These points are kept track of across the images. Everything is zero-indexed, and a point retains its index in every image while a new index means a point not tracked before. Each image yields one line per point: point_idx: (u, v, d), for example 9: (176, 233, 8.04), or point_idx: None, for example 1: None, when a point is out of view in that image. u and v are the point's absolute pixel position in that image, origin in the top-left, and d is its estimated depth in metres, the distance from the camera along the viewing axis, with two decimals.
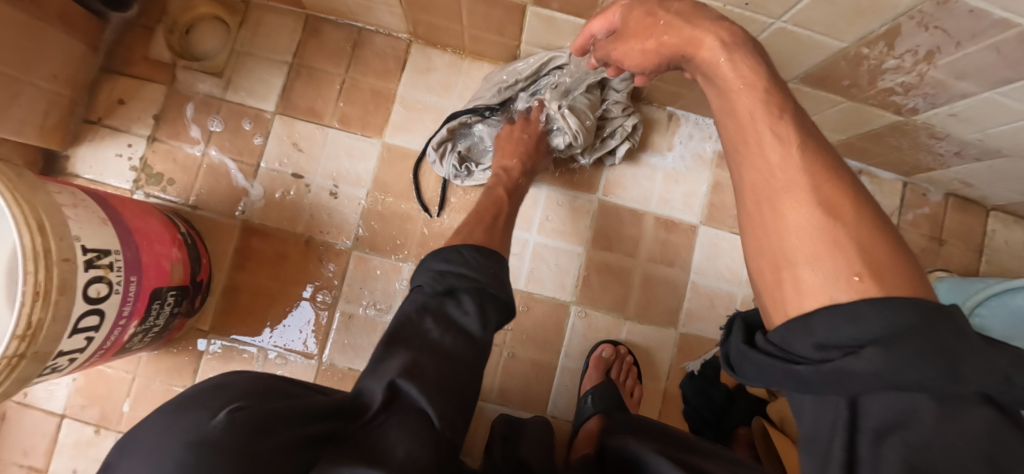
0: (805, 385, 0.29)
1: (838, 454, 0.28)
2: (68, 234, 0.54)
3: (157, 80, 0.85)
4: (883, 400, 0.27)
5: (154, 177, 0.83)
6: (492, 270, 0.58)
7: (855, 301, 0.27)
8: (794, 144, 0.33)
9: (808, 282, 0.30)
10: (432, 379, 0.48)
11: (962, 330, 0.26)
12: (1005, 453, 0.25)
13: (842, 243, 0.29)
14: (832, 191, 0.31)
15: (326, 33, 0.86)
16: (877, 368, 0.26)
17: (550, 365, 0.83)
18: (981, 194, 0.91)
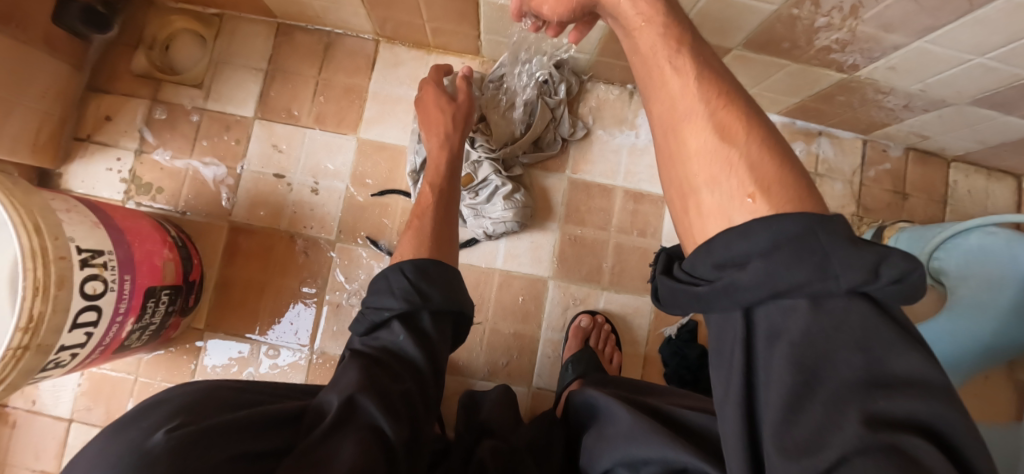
0: (707, 303, 0.30)
1: (737, 365, 0.29)
2: (62, 234, 0.58)
3: (140, 95, 0.90)
4: (770, 309, 0.28)
5: (143, 186, 0.87)
6: (425, 296, 0.58)
7: (749, 221, 0.28)
8: (691, 75, 0.36)
9: (709, 204, 0.32)
10: (382, 395, 0.49)
11: (839, 232, 0.27)
12: (880, 345, 0.26)
13: (735, 164, 0.32)
14: (726, 116, 0.34)
15: (297, 38, 0.91)
16: (760, 278, 0.27)
17: (531, 338, 0.87)
18: (938, 146, 0.94)
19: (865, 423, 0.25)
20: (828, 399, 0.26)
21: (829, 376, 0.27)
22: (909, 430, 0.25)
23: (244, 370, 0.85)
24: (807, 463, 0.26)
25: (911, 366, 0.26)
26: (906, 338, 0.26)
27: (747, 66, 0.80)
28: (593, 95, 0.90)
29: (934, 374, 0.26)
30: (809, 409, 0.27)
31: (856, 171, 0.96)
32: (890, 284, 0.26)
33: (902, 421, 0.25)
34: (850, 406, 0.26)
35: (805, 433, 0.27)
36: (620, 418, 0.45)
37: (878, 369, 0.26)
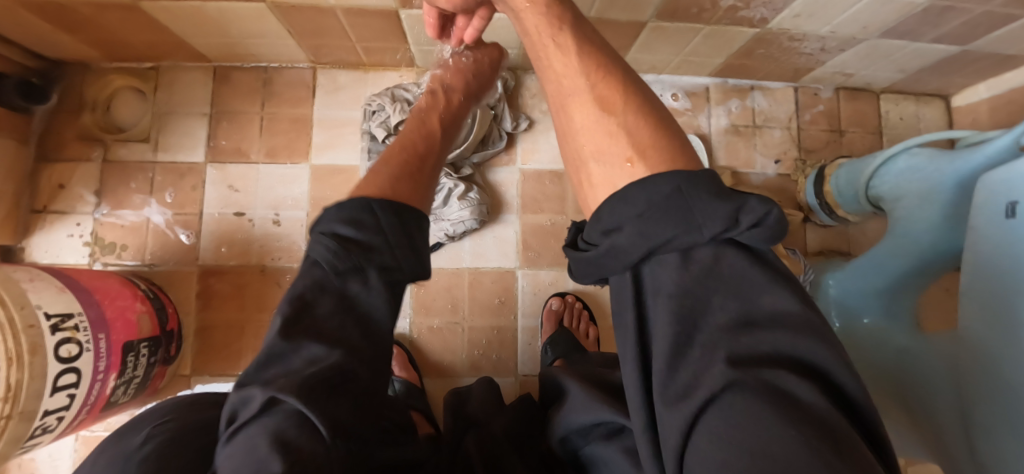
0: (603, 268, 0.36)
1: (631, 322, 0.35)
2: (28, 303, 0.60)
3: (90, 158, 0.91)
4: (653, 267, 0.34)
5: (107, 246, 0.89)
6: (412, 241, 0.45)
7: (627, 186, 0.34)
8: (571, 48, 0.41)
9: (597, 175, 0.37)
10: (326, 401, 0.37)
11: (703, 188, 0.32)
12: (744, 288, 0.32)
13: (614, 133, 0.37)
14: (605, 88, 0.39)
15: (236, 78, 0.93)
16: (635, 238, 0.33)
17: (509, 328, 0.90)
18: (863, 81, 0.99)
19: (732, 358, 0.30)
20: (704, 341, 0.31)
21: (705, 321, 0.32)
22: (774, 363, 0.30)
23: None
24: (688, 402, 0.30)
25: (774, 305, 0.31)
26: (770, 281, 0.32)
27: (667, 36, 0.82)
28: (529, 89, 0.93)
29: (796, 311, 0.31)
30: (689, 352, 0.32)
31: (792, 118, 1.00)
32: (749, 228, 0.32)
33: (766, 356, 0.30)
34: (721, 347, 0.31)
35: (686, 376, 0.31)
36: (576, 394, 0.52)
37: (744, 309, 0.32)
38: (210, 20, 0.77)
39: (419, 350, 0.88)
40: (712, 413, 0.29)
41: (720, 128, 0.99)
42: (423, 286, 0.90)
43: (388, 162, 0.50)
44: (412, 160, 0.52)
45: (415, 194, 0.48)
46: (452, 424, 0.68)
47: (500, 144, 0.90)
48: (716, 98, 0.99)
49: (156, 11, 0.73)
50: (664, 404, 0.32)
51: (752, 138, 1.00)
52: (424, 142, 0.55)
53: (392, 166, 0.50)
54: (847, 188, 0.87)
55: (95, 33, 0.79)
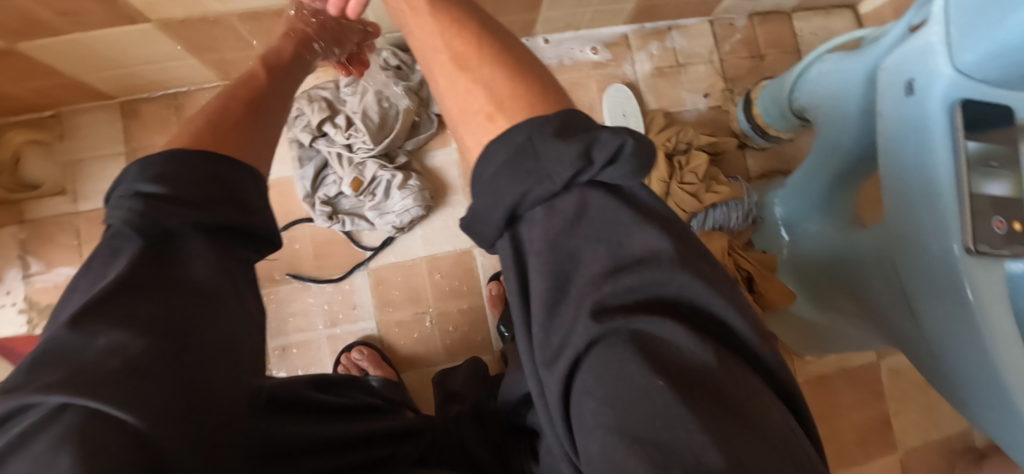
0: (477, 232, 0.35)
1: (512, 288, 0.34)
2: None
3: (6, 222, 0.86)
4: (525, 222, 0.32)
5: (45, 309, 0.85)
6: (247, 199, 0.35)
7: (485, 146, 0.33)
8: (426, 14, 0.43)
9: (466, 137, 0.37)
10: (171, 405, 0.26)
11: (549, 132, 0.31)
12: (613, 230, 0.31)
13: (473, 90, 0.36)
14: (460, 45, 0.39)
15: (145, 111, 0.89)
16: (491, 200, 0.32)
17: (476, 308, 0.89)
18: (772, 3, 1.01)
19: (599, 311, 0.29)
20: (576, 296, 0.30)
21: (576, 274, 0.31)
22: (645, 309, 0.29)
23: None
24: (563, 362, 0.30)
25: (642, 244, 0.30)
26: (638, 218, 0.31)
27: None
28: None
29: (665, 249, 0.30)
30: (563, 310, 0.31)
31: (712, 51, 1.02)
32: (606, 165, 0.30)
33: (636, 303, 0.30)
34: (590, 299, 0.30)
35: (561, 335, 0.30)
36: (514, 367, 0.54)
37: (613, 254, 0.30)
38: (95, 53, 0.73)
39: (390, 348, 0.87)
40: (586, 370, 0.29)
41: (645, 73, 1.00)
42: (382, 284, 0.89)
43: (204, 108, 0.42)
44: (239, 108, 0.44)
45: (232, 144, 0.39)
46: (437, 403, 0.71)
47: (431, 127, 0.89)
48: (637, 44, 1.00)
49: (34, 51, 0.69)
50: (544, 365, 0.31)
51: (679, 77, 1.01)
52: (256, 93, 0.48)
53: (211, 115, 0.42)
54: (772, 108, 0.90)
55: None
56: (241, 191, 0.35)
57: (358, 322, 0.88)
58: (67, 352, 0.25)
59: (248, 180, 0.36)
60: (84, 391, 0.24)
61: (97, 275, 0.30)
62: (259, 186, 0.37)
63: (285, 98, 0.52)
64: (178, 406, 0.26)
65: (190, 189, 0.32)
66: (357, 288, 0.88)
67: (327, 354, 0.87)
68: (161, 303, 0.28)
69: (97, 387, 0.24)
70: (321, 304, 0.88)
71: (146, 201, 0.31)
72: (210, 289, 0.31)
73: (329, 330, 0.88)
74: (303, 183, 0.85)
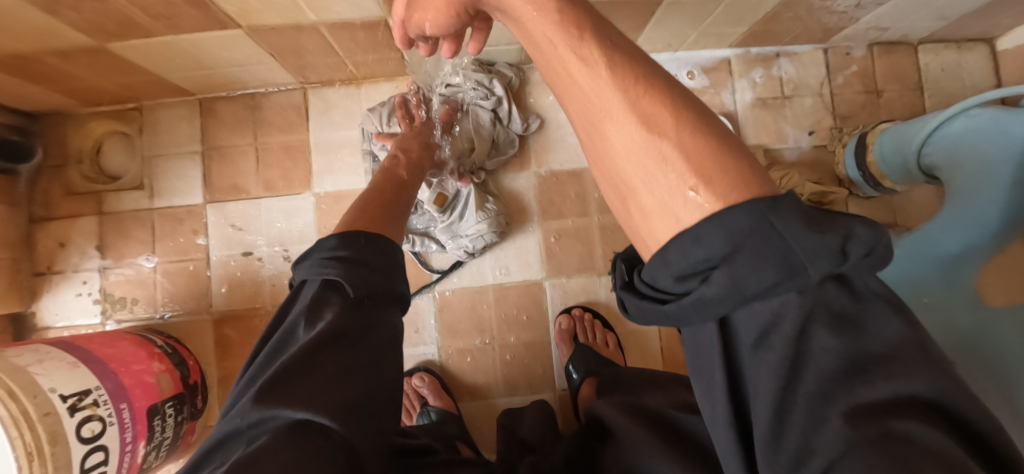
0: (677, 318, 0.28)
1: (721, 379, 0.29)
2: (41, 389, 0.56)
3: (85, 212, 0.87)
4: (744, 315, 0.27)
5: (117, 302, 0.85)
6: (400, 269, 0.49)
7: (698, 222, 0.25)
8: (601, 64, 0.28)
9: (650, 206, 0.27)
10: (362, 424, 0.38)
11: (798, 217, 0.25)
12: (853, 322, 0.26)
13: (669, 157, 0.26)
14: (648, 100, 0.27)
15: (221, 109, 0.87)
16: (726, 286, 0.25)
17: (543, 343, 0.85)
18: (900, 33, 0.89)
19: (846, 412, 0.25)
20: (812, 393, 0.26)
21: (812, 368, 0.26)
22: (897, 410, 0.25)
23: None
24: (805, 467, 0.26)
25: (883, 337, 0.26)
26: (878, 307, 0.26)
27: (683, 11, 0.74)
28: (535, 86, 0.86)
29: (908, 341, 0.26)
30: (795, 407, 0.27)
31: (823, 83, 0.93)
32: (860, 259, 0.25)
33: (888, 404, 0.25)
34: (836, 400, 0.26)
35: (798, 436, 0.26)
36: (629, 439, 0.49)
37: (852, 349, 0.26)
38: (183, 54, 0.70)
39: (451, 376, 0.85)
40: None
41: (746, 103, 0.92)
42: (447, 309, 0.85)
43: (369, 191, 0.59)
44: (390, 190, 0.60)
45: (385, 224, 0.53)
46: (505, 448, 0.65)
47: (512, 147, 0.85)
48: (739, 70, 0.92)
49: (124, 51, 0.67)
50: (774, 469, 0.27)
51: (782, 110, 0.92)
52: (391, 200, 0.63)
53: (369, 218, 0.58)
54: (892, 157, 0.81)
55: (65, 82, 0.74)
56: (395, 260, 0.48)
57: (419, 346, 0.85)
58: (303, 380, 0.37)
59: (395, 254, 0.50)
60: (329, 411, 0.36)
61: (304, 320, 0.41)
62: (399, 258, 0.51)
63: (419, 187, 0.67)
64: (366, 431, 0.38)
65: (372, 263, 0.45)
66: (422, 311, 0.85)
67: None
68: (357, 348, 0.40)
69: (332, 411, 0.36)
70: None
71: (345, 269, 0.43)
72: (387, 339, 0.44)
73: None
74: None
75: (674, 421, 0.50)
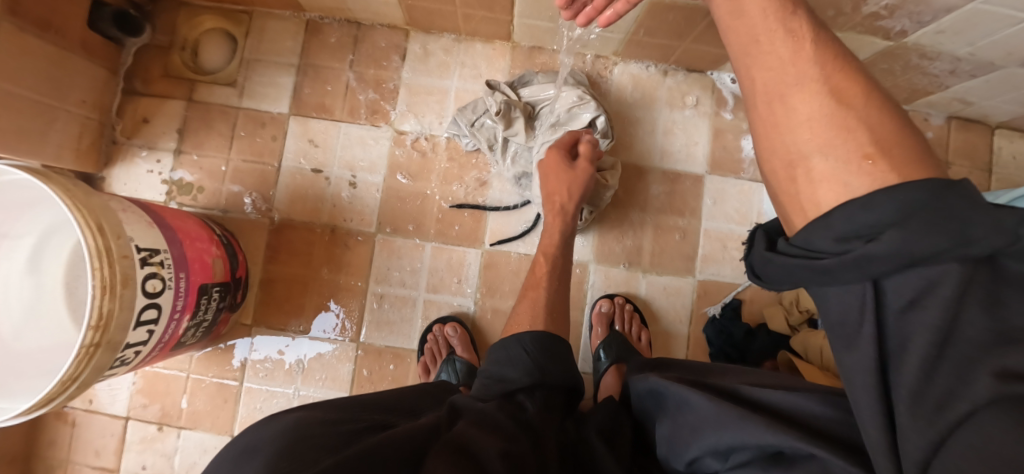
0: (829, 277, 0.29)
1: (868, 336, 0.29)
2: (123, 233, 0.59)
3: (176, 96, 0.90)
4: (902, 279, 0.28)
5: (184, 187, 0.89)
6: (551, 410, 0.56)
7: (871, 192, 0.28)
8: (806, 40, 0.33)
9: (821, 171, 0.30)
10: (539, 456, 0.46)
11: (971, 194, 0.26)
12: (1010, 301, 0.27)
13: (853, 128, 0.29)
14: (841, 81, 0.31)
15: (326, 32, 0.91)
16: (896, 248, 0.26)
17: (575, 322, 0.87)
18: (981, 112, 0.92)
19: (996, 374, 0.26)
20: (960, 358, 0.27)
21: (961, 338, 0.27)
22: None
23: (293, 358, 0.87)
24: (943, 418, 0.27)
25: None
26: None
27: None
28: (625, 81, 0.89)
29: None
30: (941, 370, 0.27)
31: None
32: None
33: None
34: (981, 362, 0.26)
35: (937, 394, 0.27)
36: (698, 404, 0.46)
37: (1005, 325, 0.26)
38: None
39: (480, 331, 0.87)
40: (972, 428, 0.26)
41: None
42: (491, 268, 0.88)
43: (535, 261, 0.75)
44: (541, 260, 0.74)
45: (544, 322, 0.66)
46: None
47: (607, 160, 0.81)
48: None
49: None
50: (911, 422, 0.28)
51: None
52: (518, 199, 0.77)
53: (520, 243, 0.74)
54: None
55: None
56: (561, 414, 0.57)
57: (457, 295, 0.87)
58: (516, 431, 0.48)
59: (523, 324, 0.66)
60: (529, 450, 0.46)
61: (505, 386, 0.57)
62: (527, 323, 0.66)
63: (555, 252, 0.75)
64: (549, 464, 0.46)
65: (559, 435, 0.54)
66: (467, 264, 0.87)
67: (419, 316, 0.87)
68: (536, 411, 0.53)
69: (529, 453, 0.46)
70: (428, 267, 0.88)
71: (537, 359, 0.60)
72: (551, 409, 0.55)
73: (428, 293, 0.87)
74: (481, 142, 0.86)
75: (743, 394, 0.46)
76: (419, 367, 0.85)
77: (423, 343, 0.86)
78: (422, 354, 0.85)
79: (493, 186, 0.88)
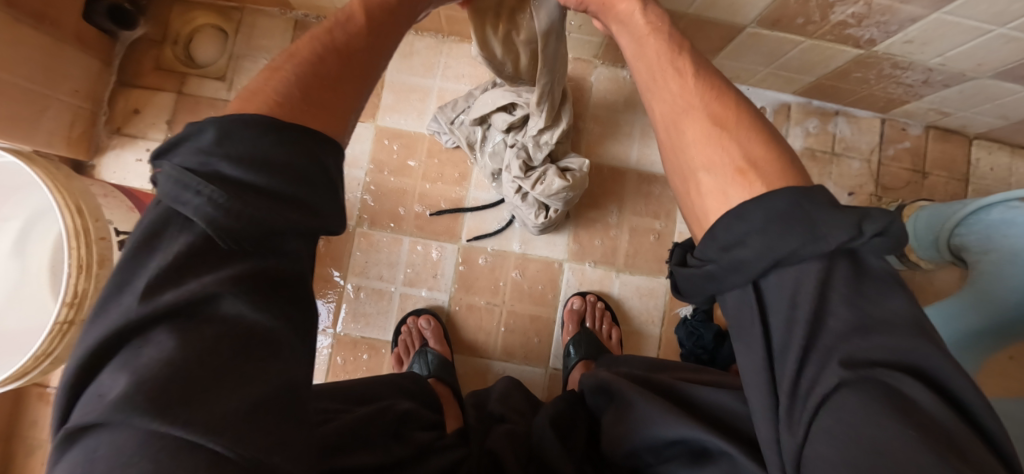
0: (720, 282, 0.33)
1: (756, 334, 0.32)
2: (102, 216, 0.61)
3: (167, 88, 0.93)
4: (776, 279, 0.31)
5: None
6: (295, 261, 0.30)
7: (743, 203, 0.32)
8: (690, 78, 0.40)
9: (707, 184, 0.35)
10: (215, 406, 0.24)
11: (821, 200, 0.30)
12: (864, 296, 0.29)
13: (727, 146, 0.35)
14: (719, 107, 0.37)
15: (315, 30, 0.93)
16: (759, 251, 0.30)
17: (548, 320, 0.88)
18: (959, 123, 0.92)
19: (847, 363, 0.28)
20: (824, 349, 0.29)
21: (824, 330, 0.29)
22: (893, 368, 0.28)
23: None
24: (809, 405, 0.29)
25: (895, 310, 0.29)
26: (888, 284, 0.30)
27: (761, 44, 0.79)
28: (604, 84, 0.91)
29: (909, 313, 0.29)
30: (812, 361, 0.29)
31: (874, 150, 0.96)
32: (874, 238, 0.29)
33: (883, 359, 0.28)
34: (838, 351, 0.29)
35: (808, 384, 0.29)
36: (634, 403, 0.47)
37: (862, 317, 0.29)
38: None
39: (454, 326, 0.88)
40: (831, 412, 0.28)
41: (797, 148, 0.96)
42: (467, 263, 0.89)
43: (294, 59, 0.37)
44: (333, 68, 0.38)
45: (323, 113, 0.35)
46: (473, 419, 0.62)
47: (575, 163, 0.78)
48: (797, 117, 0.97)
49: None
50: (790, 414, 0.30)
51: (830, 165, 0.97)
52: (359, 40, 0.41)
53: (299, 70, 0.36)
54: (933, 227, 0.80)
55: None
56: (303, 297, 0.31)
57: (433, 290, 0.89)
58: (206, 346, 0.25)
59: (330, 160, 0.33)
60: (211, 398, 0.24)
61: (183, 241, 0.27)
62: (338, 168, 0.34)
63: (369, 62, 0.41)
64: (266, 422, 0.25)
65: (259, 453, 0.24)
66: (444, 259, 0.89)
67: (395, 309, 0.89)
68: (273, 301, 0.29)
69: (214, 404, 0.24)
70: (405, 261, 0.89)
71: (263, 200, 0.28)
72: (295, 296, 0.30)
73: (405, 287, 0.89)
74: (457, 135, 0.85)
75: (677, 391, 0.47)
76: (393, 358, 0.87)
77: (398, 335, 0.87)
78: (396, 346, 0.86)
79: (472, 184, 0.91)
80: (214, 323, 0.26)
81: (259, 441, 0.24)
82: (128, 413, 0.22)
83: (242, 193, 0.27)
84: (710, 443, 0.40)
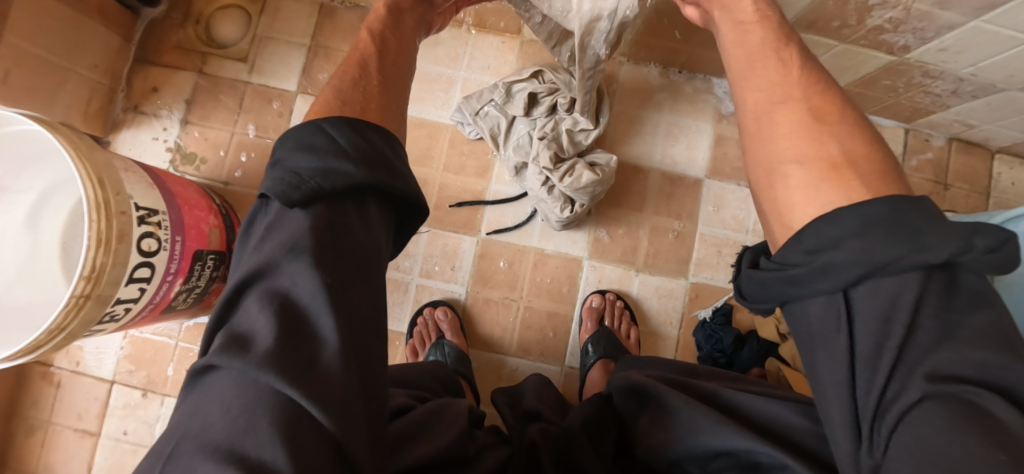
0: (802, 287, 0.32)
1: (841, 345, 0.31)
2: (123, 190, 0.60)
3: (186, 68, 0.92)
4: (870, 288, 0.30)
5: (188, 157, 0.90)
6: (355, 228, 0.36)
7: (838, 208, 0.32)
8: (794, 68, 0.40)
9: (796, 176, 0.35)
10: (298, 357, 0.30)
11: (928, 211, 0.30)
12: (955, 311, 0.29)
13: (825, 141, 0.36)
14: (820, 102, 0.38)
15: (340, 15, 0.92)
16: (856, 255, 0.29)
17: (565, 317, 0.87)
18: (983, 136, 0.92)
19: (935, 377, 0.28)
20: (910, 361, 0.29)
21: (912, 341, 0.29)
22: (985, 388, 0.27)
23: None
24: (890, 419, 0.29)
25: (988, 326, 0.28)
26: (983, 303, 0.29)
27: None
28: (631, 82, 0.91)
29: (1001, 331, 0.28)
30: (898, 374, 0.29)
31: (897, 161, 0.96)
32: (984, 253, 0.29)
33: (976, 377, 0.27)
34: (927, 364, 0.28)
35: (890, 396, 0.29)
36: (678, 410, 0.45)
37: (952, 330, 0.29)
38: None
39: (469, 319, 0.87)
40: (912, 427, 0.28)
41: None
42: (486, 257, 0.88)
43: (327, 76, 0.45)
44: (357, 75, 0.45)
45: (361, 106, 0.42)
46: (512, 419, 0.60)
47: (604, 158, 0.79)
48: None
49: None
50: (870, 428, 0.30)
51: None
52: (383, 53, 0.49)
53: (335, 82, 0.44)
54: None
55: None
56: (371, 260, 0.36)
57: (450, 282, 0.88)
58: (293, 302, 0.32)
59: (375, 136, 0.40)
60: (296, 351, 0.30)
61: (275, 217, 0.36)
62: (393, 149, 0.41)
63: (398, 68, 0.49)
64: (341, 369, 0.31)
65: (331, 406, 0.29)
66: (462, 252, 0.88)
67: (411, 300, 0.88)
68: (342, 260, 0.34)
69: (295, 359, 0.30)
70: (423, 252, 0.88)
71: (320, 177, 0.35)
72: (365, 253, 0.36)
73: (421, 278, 0.88)
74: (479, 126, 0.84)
75: (724, 399, 0.45)
76: (407, 350, 0.86)
77: (412, 327, 0.86)
78: (410, 338, 0.85)
79: (493, 176, 0.89)
80: (290, 286, 0.33)
81: (330, 389, 0.29)
82: (238, 360, 0.29)
83: (315, 174, 0.35)
84: (762, 456, 0.39)
